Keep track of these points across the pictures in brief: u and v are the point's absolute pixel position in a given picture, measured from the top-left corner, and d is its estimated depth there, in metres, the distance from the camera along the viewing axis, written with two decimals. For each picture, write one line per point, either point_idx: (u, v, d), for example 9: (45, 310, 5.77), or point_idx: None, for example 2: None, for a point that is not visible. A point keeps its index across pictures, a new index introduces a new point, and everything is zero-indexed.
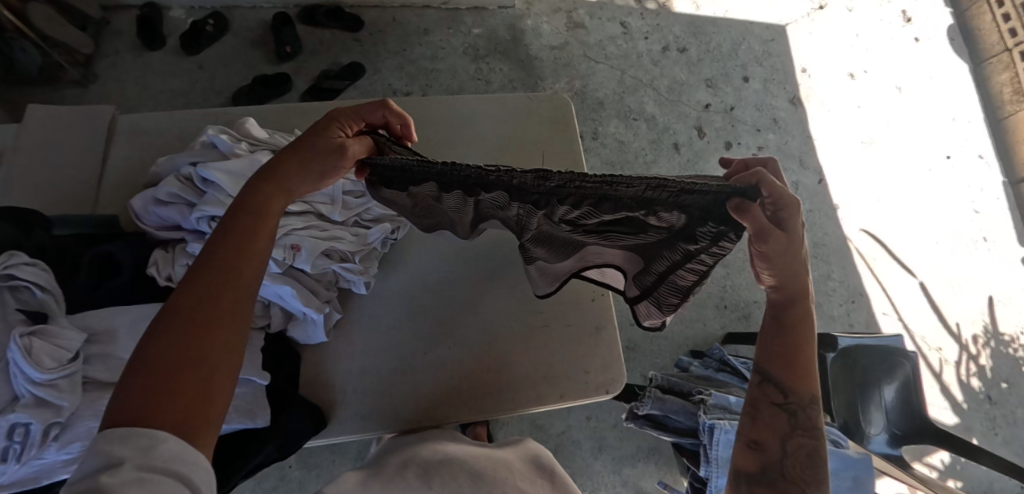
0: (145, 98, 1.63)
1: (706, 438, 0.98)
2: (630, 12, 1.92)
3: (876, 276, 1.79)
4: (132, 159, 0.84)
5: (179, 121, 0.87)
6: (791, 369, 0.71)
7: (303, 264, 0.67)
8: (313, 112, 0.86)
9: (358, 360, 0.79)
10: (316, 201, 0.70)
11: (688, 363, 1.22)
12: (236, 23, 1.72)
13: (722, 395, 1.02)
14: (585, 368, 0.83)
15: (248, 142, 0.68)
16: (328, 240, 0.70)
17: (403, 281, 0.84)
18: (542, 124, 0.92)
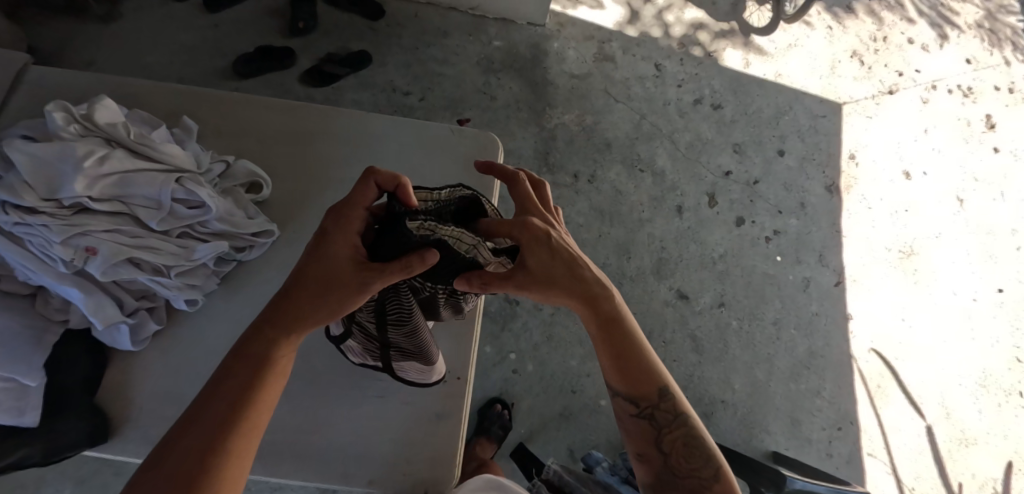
0: (154, 44, 1.62)
1: None
2: (668, 54, 1.77)
3: (874, 405, 1.56)
4: (32, 113, 0.82)
5: (88, 86, 0.84)
6: (621, 375, 0.68)
7: (93, 269, 0.62)
8: (219, 100, 0.83)
9: (170, 380, 0.74)
10: (135, 203, 0.66)
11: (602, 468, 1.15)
12: None
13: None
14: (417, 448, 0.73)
15: (80, 125, 0.65)
16: (138, 249, 0.65)
17: (248, 303, 0.77)
18: (457, 164, 0.84)
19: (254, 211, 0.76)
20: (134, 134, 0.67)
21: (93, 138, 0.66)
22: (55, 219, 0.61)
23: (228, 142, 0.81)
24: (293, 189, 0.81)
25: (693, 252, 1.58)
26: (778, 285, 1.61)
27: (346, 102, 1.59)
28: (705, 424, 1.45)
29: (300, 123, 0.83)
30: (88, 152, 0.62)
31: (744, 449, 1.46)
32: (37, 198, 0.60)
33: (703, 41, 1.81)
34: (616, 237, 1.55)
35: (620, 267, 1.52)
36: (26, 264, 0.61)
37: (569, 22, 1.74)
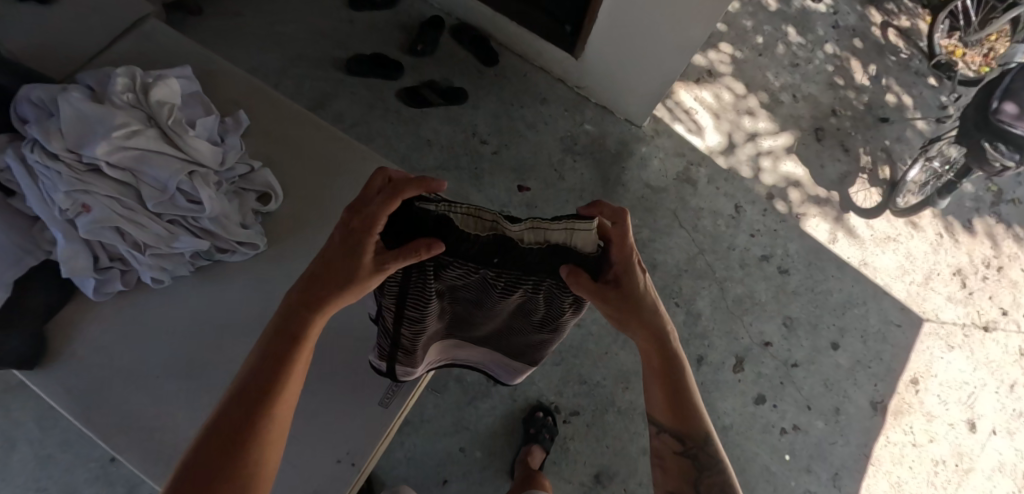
0: (292, 17, 1.76)
1: None
2: (753, 199, 1.68)
3: None
4: (132, 57, 0.91)
5: (185, 52, 0.92)
6: (668, 411, 0.72)
7: (80, 225, 0.65)
8: (275, 105, 0.88)
9: (112, 339, 0.76)
10: (144, 180, 0.70)
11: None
12: (403, 5, 1.82)
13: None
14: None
15: (133, 97, 0.71)
16: (127, 221, 0.68)
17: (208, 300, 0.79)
18: None
19: (252, 221, 0.78)
20: (177, 119, 0.72)
21: (142, 111, 0.71)
22: (68, 170, 0.65)
23: (263, 144, 0.85)
24: (295, 211, 0.83)
25: None
26: (774, 485, 1.43)
27: (426, 129, 1.63)
28: None
29: (332, 153, 0.86)
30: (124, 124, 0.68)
31: None
32: (62, 148, 0.65)
33: (795, 200, 1.71)
34: (622, 361, 1.44)
35: (613, 394, 1.41)
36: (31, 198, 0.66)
37: (665, 133, 1.72)
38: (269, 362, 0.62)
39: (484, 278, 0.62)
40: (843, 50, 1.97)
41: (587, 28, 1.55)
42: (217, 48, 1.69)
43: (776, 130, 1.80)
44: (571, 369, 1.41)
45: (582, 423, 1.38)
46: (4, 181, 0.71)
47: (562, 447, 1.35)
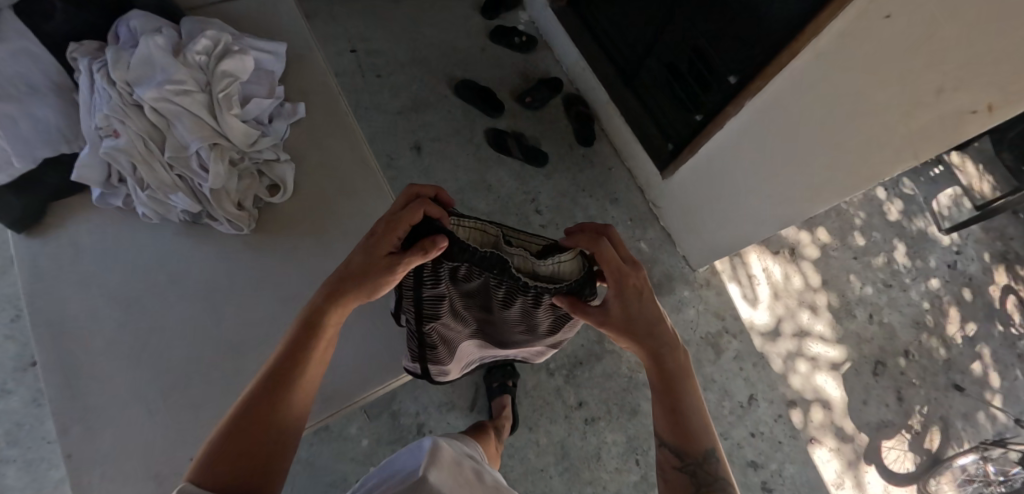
0: (437, 25, 1.86)
1: None
2: (771, 398, 1.54)
3: None
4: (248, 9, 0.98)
5: (293, 24, 0.98)
6: (673, 429, 0.72)
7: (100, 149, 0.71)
8: (335, 115, 0.93)
9: (89, 240, 0.83)
10: (173, 133, 0.74)
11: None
12: (537, 57, 1.87)
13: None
14: (116, 485, 0.72)
15: (204, 59, 0.76)
16: (140, 160, 0.73)
17: (180, 251, 0.83)
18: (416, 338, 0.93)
19: (249, 204, 0.81)
20: (229, 91, 0.77)
21: (206, 72, 0.77)
22: (115, 100, 0.71)
23: (303, 148, 0.89)
24: (295, 213, 0.86)
25: None
26: None
27: (492, 176, 1.65)
28: None
29: (356, 178, 0.89)
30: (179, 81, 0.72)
31: None
32: (120, 80, 0.71)
33: (816, 420, 1.54)
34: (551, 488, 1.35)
35: None
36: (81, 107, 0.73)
37: (714, 290, 1.64)
38: (299, 342, 0.70)
39: (488, 280, 0.72)
40: (948, 294, 1.77)
41: (686, 159, 1.52)
42: (360, 21, 1.82)
43: (833, 340, 1.64)
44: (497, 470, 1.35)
45: None
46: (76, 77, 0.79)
47: None
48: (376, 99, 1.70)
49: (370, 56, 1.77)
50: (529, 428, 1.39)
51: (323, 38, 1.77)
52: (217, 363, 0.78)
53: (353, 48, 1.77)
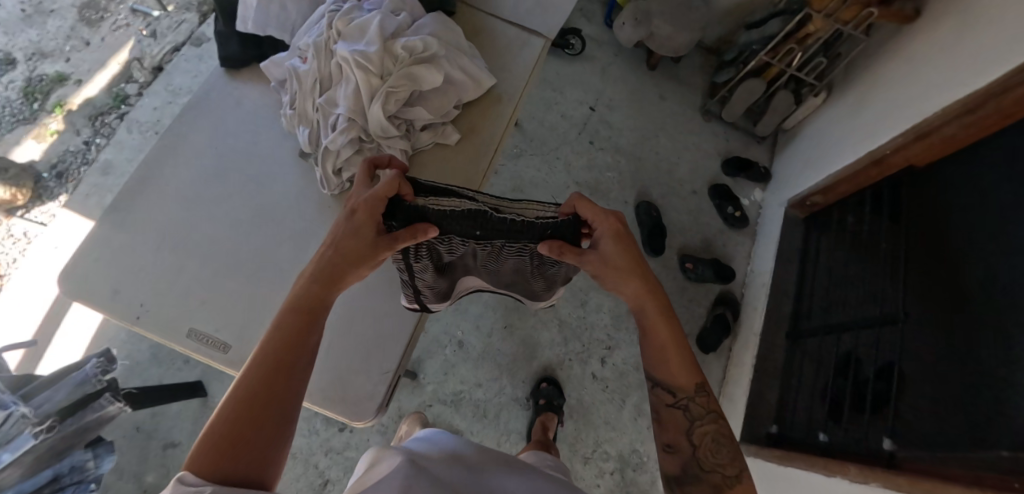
0: (674, 143, 1.80)
1: (8, 400, 0.99)
2: None
3: None
4: (497, 36, 1.02)
5: (516, 69, 1.00)
6: (667, 365, 0.77)
7: (287, 67, 0.83)
8: (473, 162, 0.92)
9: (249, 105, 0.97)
10: (335, 89, 0.82)
11: (88, 453, 1.09)
12: (732, 238, 1.72)
13: (22, 444, 0.97)
14: (92, 275, 0.85)
15: (402, 53, 0.82)
16: (303, 93, 0.84)
17: (284, 163, 0.94)
18: (358, 382, 0.91)
19: (347, 176, 0.85)
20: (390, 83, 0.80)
21: (392, 60, 0.82)
22: (320, 42, 0.81)
23: (424, 169, 0.91)
24: None
25: None
26: None
27: (591, 294, 1.58)
28: None
29: None
30: (365, 56, 0.79)
31: None
32: (334, 31, 0.81)
33: None
34: None
35: None
36: (306, 31, 0.85)
37: None
38: (292, 325, 0.69)
39: (478, 243, 0.73)
40: None
41: (768, 457, 1.27)
42: (620, 91, 1.82)
43: None
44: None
45: None
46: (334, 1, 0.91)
47: None
48: (569, 156, 1.71)
49: (600, 122, 1.78)
50: None
51: (580, 81, 1.82)
52: (224, 258, 0.87)
53: (593, 105, 1.79)
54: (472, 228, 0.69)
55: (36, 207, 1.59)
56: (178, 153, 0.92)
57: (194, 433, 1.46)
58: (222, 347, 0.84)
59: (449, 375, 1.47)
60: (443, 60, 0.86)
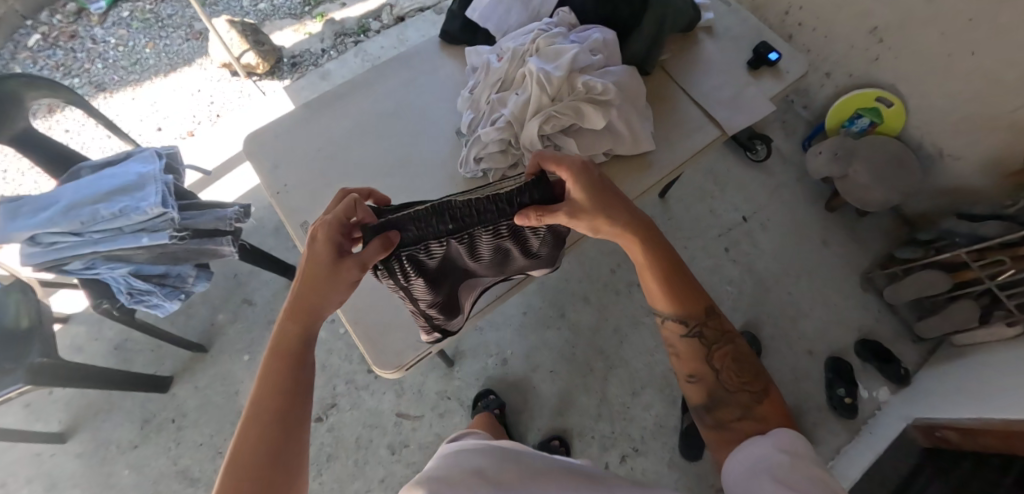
0: (812, 293, 1.67)
1: (169, 200, 1.21)
2: None
3: None
4: (679, 111, 1.04)
5: (680, 147, 1.00)
6: (668, 296, 0.82)
7: (483, 59, 0.91)
8: None
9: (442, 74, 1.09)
10: (510, 93, 0.88)
11: (192, 270, 1.32)
12: (827, 418, 1.53)
13: (157, 239, 1.19)
14: (262, 147, 1.02)
15: (580, 88, 0.86)
16: (484, 85, 0.91)
17: (442, 131, 1.03)
18: (398, 336, 0.99)
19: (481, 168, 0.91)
20: (556, 108, 0.84)
21: (569, 90, 0.86)
22: (518, 50, 0.88)
23: None
24: None
25: None
26: None
27: (646, 383, 1.54)
28: (176, 425, 1.57)
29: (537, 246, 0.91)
30: (548, 77, 0.84)
31: (125, 425, 1.59)
32: (535, 46, 0.87)
33: None
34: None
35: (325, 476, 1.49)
36: (514, 36, 0.93)
37: None
38: (290, 348, 0.72)
39: (458, 238, 0.76)
40: None
41: None
42: (781, 215, 1.77)
43: None
44: (355, 436, 1.53)
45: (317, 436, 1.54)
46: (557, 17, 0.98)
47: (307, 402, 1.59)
48: (696, 250, 1.73)
49: (743, 234, 1.75)
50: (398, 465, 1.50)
51: (744, 190, 1.81)
52: (354, 182, 0.99)
53: (746, 217, 1.77)
54: (448, 219, 0.72)
55: (265, 81, 1.94)
56: (370, 88, 1.08)
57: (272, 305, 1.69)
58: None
59: (479, 379, 1.58)
60: (613, 109, 0.89)
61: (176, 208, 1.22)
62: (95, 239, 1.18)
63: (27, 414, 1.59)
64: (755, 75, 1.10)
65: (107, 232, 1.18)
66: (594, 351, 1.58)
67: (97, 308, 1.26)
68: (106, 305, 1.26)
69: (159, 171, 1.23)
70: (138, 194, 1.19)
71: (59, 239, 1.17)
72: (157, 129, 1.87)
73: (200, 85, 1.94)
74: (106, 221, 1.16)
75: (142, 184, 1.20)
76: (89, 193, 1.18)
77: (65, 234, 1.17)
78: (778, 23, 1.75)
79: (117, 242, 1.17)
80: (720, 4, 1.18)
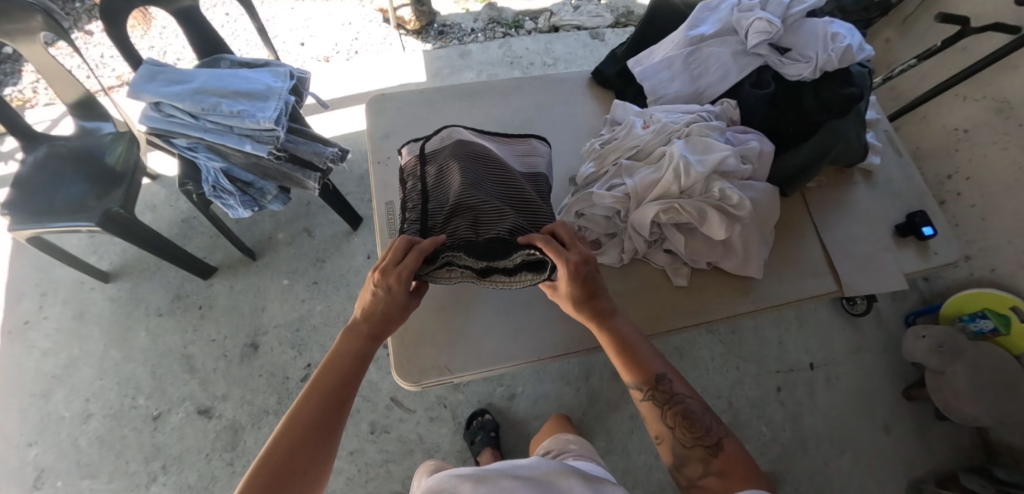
0: (850, 474, 1.51)
1: (283, 121, 1.26)
2: None
3: (22, 385, 1.57)
4: (800, 248, 0.95)
5: (786, 288, 0.92)
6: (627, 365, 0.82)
7: (629, 119, 0.86)
8: (675, 315, 0.88)
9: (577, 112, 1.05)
10: (640, 165, 0.83)
11: (274, 189, 1.36)
12: None
13: (258, 150, 1.23)
14: (382, 112, 1.03)
15: (713, 193, 0.79)
16: (617, 144, 0.87)
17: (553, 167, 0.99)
18: (429, 352, 0.98)
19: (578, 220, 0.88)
20: (681, 202, 0.78)
21: (703, 189, 0.79)
22: (668, 129, 0.83)
23: (636, 277, 0.90)
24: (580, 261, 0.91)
25: (235, 471, 1.50)
26: (132, 480, 1.50)
27: (639, 484, 1.45)
28: (200, 312, 1.64)
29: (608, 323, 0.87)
30: (686, 168, 0.78)
31: (160, 292, 1.67)
32: (687, 131, 0.81)
33: None
34: None
35: None
36: (669, 109, 0.87)
37: None
38: (346, 364, 0.79)
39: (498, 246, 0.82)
40: None
41: None
42: (852, 380, 1.61)
43: None
44: None
45: None
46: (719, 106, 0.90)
47: (317, 352, 1.59)
48: (747, 374, 1.62)
49: (803, 381, 1.61)
50: (370, 446, 1.49)
51: (824, 336, 1.66)
52: None
53: (814, 364, 1.63)
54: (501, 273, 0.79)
55: (410, 38, 1.99)
56: (505, 99, 1.05)
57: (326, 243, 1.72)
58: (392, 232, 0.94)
59: (481, 401, 1.54)
60: (737, 225, 0.81)
61: (285, 129, 1.26)
62: (206, 128, 1.23)
63: (88, 245, 1.71)
64: (900, 242, 0.98)
65: (218, 125, 1.23)
66: (600, 427, 1.51)
67: (181, 187, 1.32)
68: (189, 188, 1.32)
69: (285, 89, 1.28)
70: (258, 103, 1.23)
71: (176, 115, 1.23)
72: (300, 44, 1.95)
73: (354, 20, 2.01)
74: (220, 116, 1.21)
75: (266, 96, 1.25)
76: (218, 85, 1.23)
77: (183, 113, 1.23)
78: (934, 183, 1.56)
79: (222, 139, 1.23)
80: (891, 152, 1.07)
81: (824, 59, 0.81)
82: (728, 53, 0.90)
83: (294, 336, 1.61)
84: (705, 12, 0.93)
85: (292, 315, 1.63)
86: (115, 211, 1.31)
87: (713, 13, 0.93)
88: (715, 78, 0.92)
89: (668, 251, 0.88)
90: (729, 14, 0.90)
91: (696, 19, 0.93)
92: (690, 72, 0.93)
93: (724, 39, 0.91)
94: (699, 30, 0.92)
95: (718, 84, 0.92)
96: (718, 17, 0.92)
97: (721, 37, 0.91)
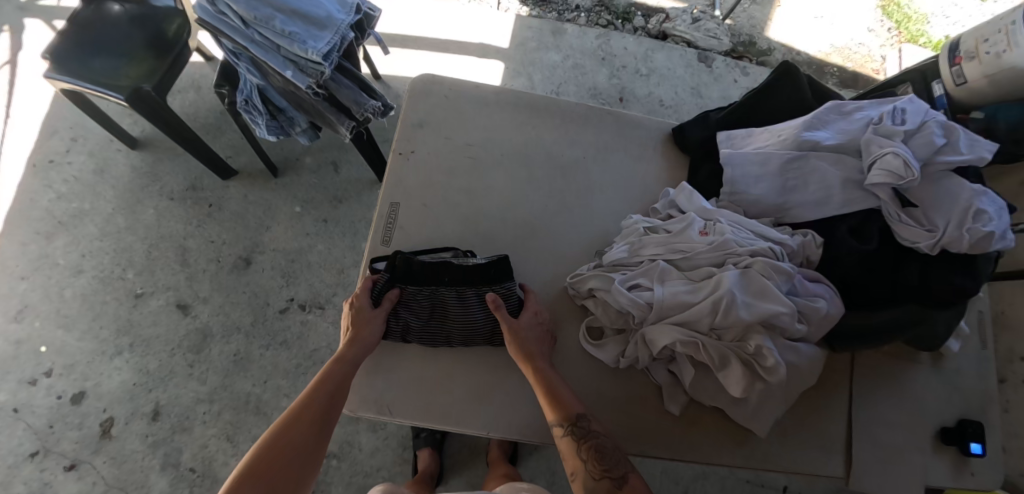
0: None
1: (332, 58, 1.13)
2: None
3: (27, 219, 1.59)
4: (813, 411, 0.91)
5: (791, 452, 0.88)
6: (550, 401, 0.82)
7: (693, 218, 0.87)
8: (665, 446, 0.87)
9: (618, 177, 1.07)
10: (683, 277, 0.84)
11: (305, 122, 1.31)
12: None
13: (297, 80, 1.12)
14: (431, 94, 1.08)
15: (741, 343, 0.78)
16: (670, 241, 0.87)
17: (574, 217, 1.03)
18: (381, 382, 0.91)
19: (596, 299, 0.90)
20: (705, 343, 0.79)
21: (737, 337, 0.79)
22: (725, 250, 0.83)
23: (634, 394, 0.89)
24: (578, 366, 0.91)
25: (186, 372, 1.47)
26: (90, 344, 1.49)
27: None
28: (208, 209, 1.61)
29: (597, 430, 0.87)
30: (727, 303, 0.77)
31: (179, 177, 1.65)
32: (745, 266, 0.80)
33: None
34: (270, 383, 1.47)
35: (269, 351, 1.50)
36: (735, 222, 0.87)
37: None
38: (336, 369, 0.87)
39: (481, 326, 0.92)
40: None
41: None
42: None
43: None
44: (314, 346, 1.51)
45: (291, 317, 1.53)
46: (797, 235, 0.87)
47: (303, 289, 1.55)
48: (715, 472, 1.51)
49: None
50: None
51: None
52: (469, 192, 1.02)
53: (789, 487, 1.50)
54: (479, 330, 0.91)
55: None
56: (553, 132, 1.08)
57: (349, 186, 1.66)
58: (386, 237, 0.99)
59: None
60: (757, 382, 0.79)
61: (332, 67, 1.15)
62: (251, 37, 1.10)
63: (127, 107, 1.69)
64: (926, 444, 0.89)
65: (264, 41, 1.11)
66: (546, 469, 1.43)
67: (216, 88, 1.27)
68: (223, 91, 1.27)
69: (347, 23, 1.14)
70: (312, 30, 1.10)
71: (224, 12, 1.10)
72: None
73: None
74: (269, 33, 1.09)
75: (323, 24, 1.11)
76: None
77: (231, 14, 1.09)
78: (1000, 357, 1.19)
79: (265, 56, 1.11)
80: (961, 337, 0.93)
81: (948, 237, 0.76)
82: (838, 175, 0.86)
83: (287, 265, 1.57)
84: (829, 118, 0.90)
85: (292, 245, 1.59)
86: (151, 91, 1.26)
87: (839, 125, 0.89)
88: (809, 194, 0.88)
89: (671, 372, 0.87)
90: (859, 130, 0.87)
91: (818, 120, 0.90)
92: (789, 179, 0.89)
93: (839, 157, 0.87)
94: (818, 134, 0.89)
95: (811, 207, 0.89)
96: (843, 130, 0.88)
97: (837, 152, 0.87)
